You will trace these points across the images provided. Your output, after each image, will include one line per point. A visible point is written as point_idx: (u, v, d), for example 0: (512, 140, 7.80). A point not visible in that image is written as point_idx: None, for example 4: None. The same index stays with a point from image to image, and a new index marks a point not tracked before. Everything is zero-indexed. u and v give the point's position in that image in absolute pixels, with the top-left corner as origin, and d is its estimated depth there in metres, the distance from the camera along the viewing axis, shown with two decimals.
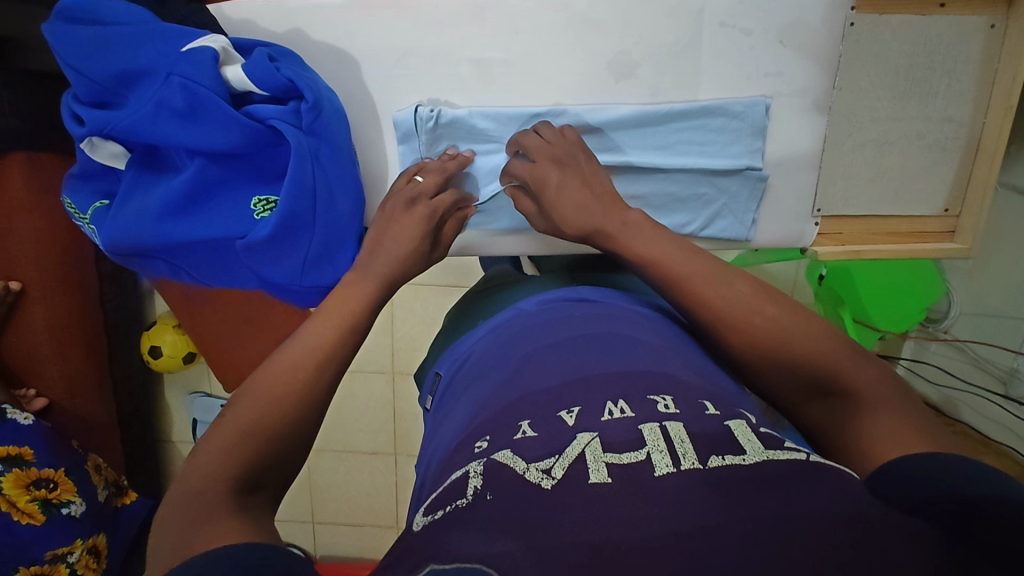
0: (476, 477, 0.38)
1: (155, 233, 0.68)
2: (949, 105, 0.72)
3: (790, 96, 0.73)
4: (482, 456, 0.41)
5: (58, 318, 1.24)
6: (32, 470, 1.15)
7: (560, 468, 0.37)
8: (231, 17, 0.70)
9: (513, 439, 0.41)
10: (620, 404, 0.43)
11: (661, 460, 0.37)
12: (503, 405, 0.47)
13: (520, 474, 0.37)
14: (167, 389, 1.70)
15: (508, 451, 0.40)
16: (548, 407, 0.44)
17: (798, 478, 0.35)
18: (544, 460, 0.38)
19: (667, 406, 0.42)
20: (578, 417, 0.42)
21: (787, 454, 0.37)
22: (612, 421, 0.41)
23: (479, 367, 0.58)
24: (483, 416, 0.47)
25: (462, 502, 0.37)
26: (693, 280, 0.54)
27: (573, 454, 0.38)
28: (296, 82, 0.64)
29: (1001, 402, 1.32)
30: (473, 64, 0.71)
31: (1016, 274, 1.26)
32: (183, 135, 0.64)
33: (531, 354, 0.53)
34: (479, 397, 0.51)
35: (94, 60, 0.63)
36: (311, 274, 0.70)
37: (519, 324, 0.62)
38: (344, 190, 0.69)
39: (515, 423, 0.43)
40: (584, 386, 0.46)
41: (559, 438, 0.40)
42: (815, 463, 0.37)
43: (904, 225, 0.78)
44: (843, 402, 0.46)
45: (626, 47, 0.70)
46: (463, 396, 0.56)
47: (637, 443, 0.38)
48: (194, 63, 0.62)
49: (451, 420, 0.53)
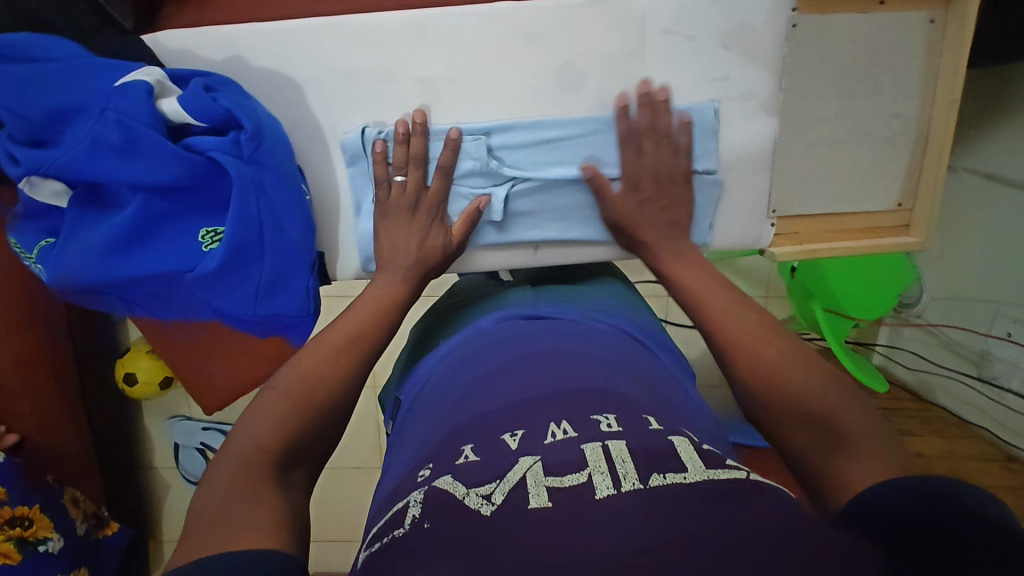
0: (416, 505, 0.40)
1: (101, 271, 0.67)
2: (896, 101, 0.73)
3: (736, 100, 0.72)
4: (423, 485, 0.43)
5: (24, 352, 1.23)
6: (5, 508, 1.13)
7: (500, 494, 0.39)
8: (167, 47, 0.69)
9: (455, 465, 0.43)
10: (563, 425, 0.44)
11: (602, 482, 0.38)
12: (450, 431, 0.49)
13: (460, 500, 0.39)
14: (146, 416, 1.67)
15: (449, 477, 0.42)
16: (494, 431, 0.46)
17: (732, 495, 0.37)
18: (485, 484, 0.40)
19: (609, 425, 0.44)
20: (521, 440, 0.44)
21: (727, 474, 0.39)
22: (555, 443, 0.43)
23: (437, 391, 0.58)
24: (433, 443, 0.49)
25: (400, 531, 0.39)
26: (715, 308, 0.62)
27: (513, 479, 0.40)
28: (234, 112, 0.63)
29: (974, 383, 1.33)
30: (418, 83, 0.70)
31: (983, 255, 1.29)
32: (121, 170, 0.63)
33: (484, 375, 0.55)
34: (432, 422, 0.53)
35: (26, 98, 0.62)
36: (265, 302, 0.69)
37: (476, 344, 0.63)
38: (291, 216, 0.68)
39: (459, 449, 0.45)
40: (528, 408, 0.48)
41: (500, 463, 0.42)
42: (754, 481, 0.39)
43: (860, 222, 0.78)
44: (834, 431, 0.47)
45: (570, 58, 0.70)
46: (419, 423, 0.56)
47: (578, 466, 0.40)
48: (128, 97, 0.61)
49: (406, 446, 0.54)
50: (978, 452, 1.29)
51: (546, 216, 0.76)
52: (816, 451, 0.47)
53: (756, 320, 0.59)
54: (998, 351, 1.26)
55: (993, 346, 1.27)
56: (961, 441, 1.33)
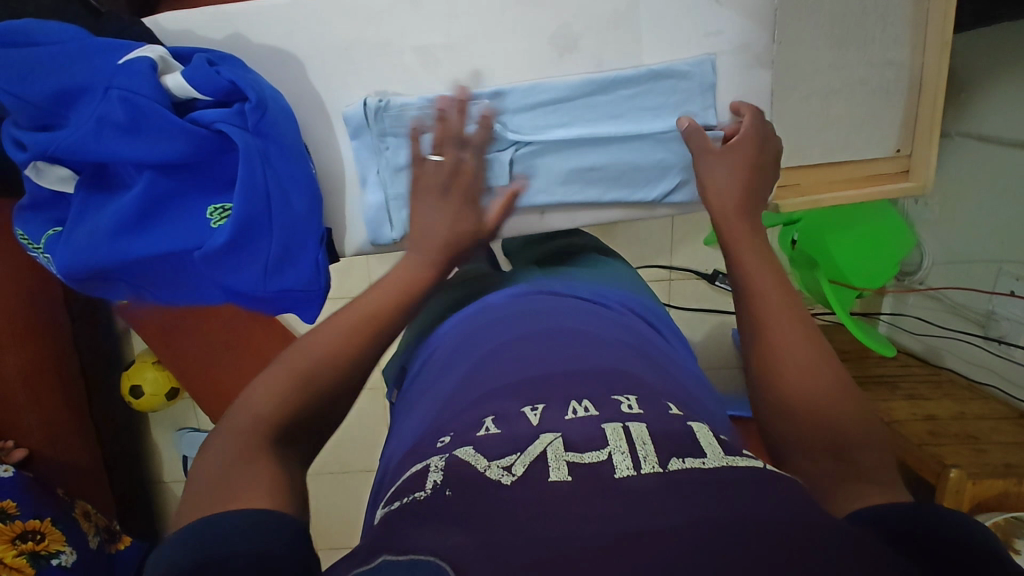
0: (437, 472, 0.39)
1: (110, 253, 0.67)
2: (888, 48, 0.74)
3: (730, 54, 0.73)
4: (444, 453, 0.41)
5: (31, 364, 1.23)
6: (15, 523, 1.12)
7: (520, 466, 0.37)
8: (168, 28, 0.69)
9: (477, 436, 0.42)
10: (583, 403, 0.44)
11: (621, 462, 0.37)
12: (467, 403, 0.48)
13: (481, 472, 0.37)
14: (153, 427, 1.66)
15: (471, 449, 0.40)
16: (511, 404, 0.45)
17: (752, 483, 0.35)
18: (505, 457, 0.39)
19: (630, 406, 0.43)
20: (541, 415, 0.43)
21: (745, 461, 0.38)
22: (575, 419, 0.42)
23: (445, 365, 0.58)
24: (449, 414, 0.48)
25: (421, 494, 0.37)
26: (751, 269, 0.58)
27: (535, 452, 0.38)
28: (237, 83, 0.64)
29: (982, 344, 1.33)
30: (416, 52, 0.71)
31: (983, 215, 1.29)
32: (127, 149, 0.63)
33: (495, 351, 0.55)
34: (442, 394, 0.52)
35: (29, 82, 0.62)
36: (275, 279, 0.69)
37: (485, 317, 0.63)
38: (298, 189, 0.68)
39: (479, 422, 0.44)
40: (546, 385, 0.47)
41: (521, 437, 0.41)
42: (773, 472, 0.37)
43: (859, 171, 0.80)
44: (842, 451, 0.44)
45: (566, 20, 0.71)
46: (426, 395, 0.55)
47: (599, 443, 0.39)
48: (132, 73, 0.61)
49: (413, 417, 0.54)
50: (991, 412, 1.25)
51: (551, 182, 0.76)
52: (809, 465, 0.45)
53: (789, 319, 0.53)
54: (1002, 310, 1.27)
55: (997, 305, 1.28)
56: (973, 402, 1.30)
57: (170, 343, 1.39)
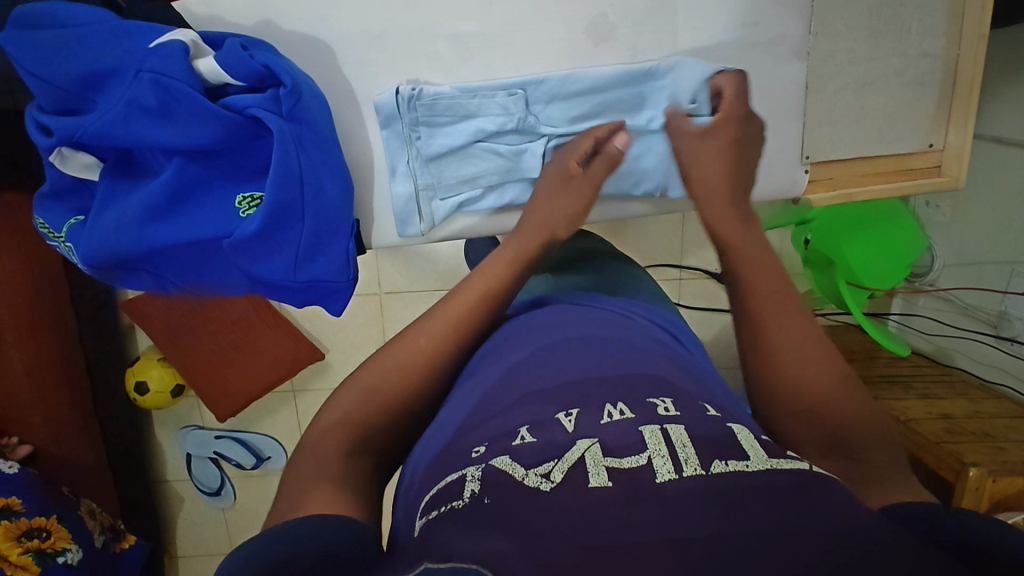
0: (475, 482, 0.37)
1: (134, 239, 0.66)
2: (924, 41, 0.73)
3: (768, 45, 0.73)
4: (480, 462, 0.39)
5: (38, 359, 1.21)
6: (21, 521, 1.10)
7: (559, 472, 0.36)
8: (196, 12, 0.68)
9: (511, 445, 0.40)
10: (618, 405, 0.43)
11: (662, 466, 0.36)
12: (500, 413, 0.45)
13: (519, 479, 0.36)
14: (157, 427, 1.61)
15: (507, 457, 0.39)
16: (546, 409, 0.44)
17: (796, 488, 0.34)
18: (542, 464, 0.37)
19: (667, 408, 0.42)
20: (576, 422, 0.41)
21: (790, 463, 0.37)
22: (612, 423, 0.41)
23: (473, 370, 0.54)
24: (482, 423, 0.45)
25: (459, 503, 0.36)
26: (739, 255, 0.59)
27: (572, 458, 0.37)
28: (271, 68, 0.62)
29: (993, 343, 1.33)
30: (450, 40, 0.70)
31: (997, 216, 1.29)
32: (157, 134, 0.62)
33: (529, 359, 0.51)
34: (471, 403, 0.49)
35: (57, 64, 0.61)
36: (305, 268, 0.68)
37: (511, 324, 0.58)
38: (331, 176, 0.67)
39: (513, 429, 0.42)
40: (580, 389, 0.46)
41: (558, 444, 0.39)
42: (817, 474, 0.36)
43: (892, 164, 0.79)
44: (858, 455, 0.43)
45: (602, 9, 0.70)
46: (452, 401, 0.52)
47: (638, 447, 0.38)
48: (163, 56, 0.60)
49: (433, 422, 0.51)
50: (1003, 411, 1.24)
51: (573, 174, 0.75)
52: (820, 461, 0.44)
53: (790, 316, 0.51)
54: (1015, 310, 1.27)
55: (1010, 305, 1.28)
56: (985, 402, 1.29)
57: (175, 339, 1.36)
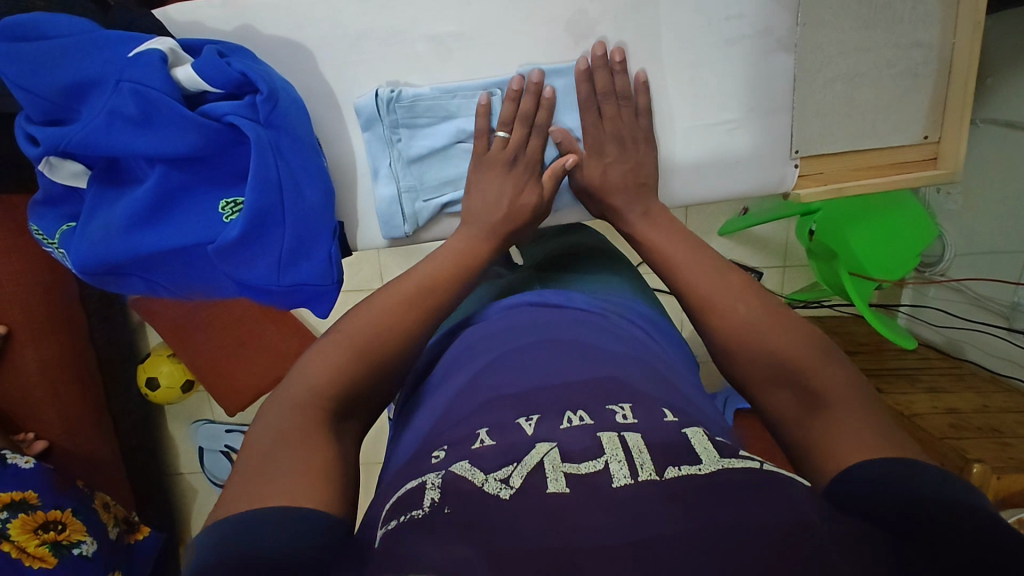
0: (434, 489, 0.36)
1: (121, 248, 0.67)
2: (916, 29, 0.71)
3: (753, 38, 0.71)
4: (440, 468, 0.38)
5: (51, 358, 1.24)
6: (38, 513, 1.13)
7: (518, 477, 0.35)
8: (176, 19, 0.69)
9: (472, 450, 0.39)
10: (578, 412, 0.42)
11: (618, 471, 0.35)
12: (464, 418, 0.44)
13: (478, 486, 0.35)
14: (169, 421, 1.66)
15: (467, 463, 0.38)
16: (508, 414, 0.43)
17: (746, 486, 0.33)
18: (502, 469, 0.36)
19: (625, 416, 0.41)
20: (537, 425, 0.41)
21: (742, 463, 0.36)
22: (571, 429, 0.40)
23: (446, 375, 0.54)
24: (447, 427, 0.45)
25: (418, 512, 0.34)
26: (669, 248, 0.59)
27: (531, 463, 0.36)
28: (248, 74, 0.64)
29: (1005, 336, 1.28)
30: (428, 41, 0.70)
31: (1008, 204, 1.25)
32: (141, 142, 0.63)
33: (498, 362, 0.50)
34: (443, 407, 0.49)
35: (41, 75, 0.61)
36: (289, 271, 0.68)
37: (486, 327, 0.58)
38: (310, 180, 0.68)
39: (474, 434, 0.41)
40: (545, 393, 0.45)
41: (517, 448, 0.38)
42: (768, 471, 0.35)
43: (885, 157, 0.77)
44: (815, 409, 0.43)
45: (582, 6, 0.69)
46: (426, 407, 0.51)
47: (595, 452, 0.37)
48: (142, 66, 0.61)
49: (409, 430, 0.51)
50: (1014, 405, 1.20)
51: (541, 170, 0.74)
52: (776, 435, 0.46)
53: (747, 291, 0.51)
54: None
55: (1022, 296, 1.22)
56: (994, 395, 1.25)
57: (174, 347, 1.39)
